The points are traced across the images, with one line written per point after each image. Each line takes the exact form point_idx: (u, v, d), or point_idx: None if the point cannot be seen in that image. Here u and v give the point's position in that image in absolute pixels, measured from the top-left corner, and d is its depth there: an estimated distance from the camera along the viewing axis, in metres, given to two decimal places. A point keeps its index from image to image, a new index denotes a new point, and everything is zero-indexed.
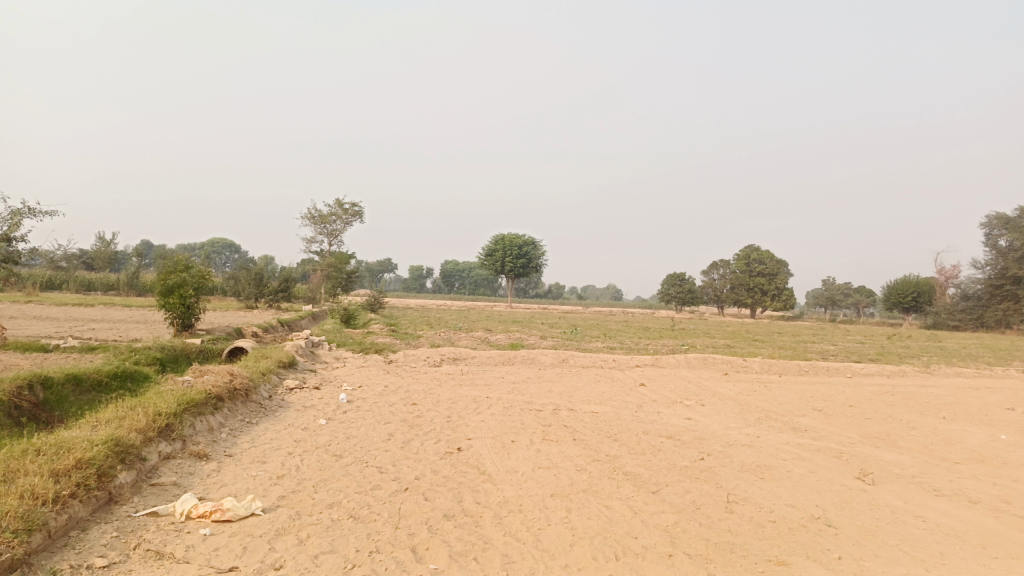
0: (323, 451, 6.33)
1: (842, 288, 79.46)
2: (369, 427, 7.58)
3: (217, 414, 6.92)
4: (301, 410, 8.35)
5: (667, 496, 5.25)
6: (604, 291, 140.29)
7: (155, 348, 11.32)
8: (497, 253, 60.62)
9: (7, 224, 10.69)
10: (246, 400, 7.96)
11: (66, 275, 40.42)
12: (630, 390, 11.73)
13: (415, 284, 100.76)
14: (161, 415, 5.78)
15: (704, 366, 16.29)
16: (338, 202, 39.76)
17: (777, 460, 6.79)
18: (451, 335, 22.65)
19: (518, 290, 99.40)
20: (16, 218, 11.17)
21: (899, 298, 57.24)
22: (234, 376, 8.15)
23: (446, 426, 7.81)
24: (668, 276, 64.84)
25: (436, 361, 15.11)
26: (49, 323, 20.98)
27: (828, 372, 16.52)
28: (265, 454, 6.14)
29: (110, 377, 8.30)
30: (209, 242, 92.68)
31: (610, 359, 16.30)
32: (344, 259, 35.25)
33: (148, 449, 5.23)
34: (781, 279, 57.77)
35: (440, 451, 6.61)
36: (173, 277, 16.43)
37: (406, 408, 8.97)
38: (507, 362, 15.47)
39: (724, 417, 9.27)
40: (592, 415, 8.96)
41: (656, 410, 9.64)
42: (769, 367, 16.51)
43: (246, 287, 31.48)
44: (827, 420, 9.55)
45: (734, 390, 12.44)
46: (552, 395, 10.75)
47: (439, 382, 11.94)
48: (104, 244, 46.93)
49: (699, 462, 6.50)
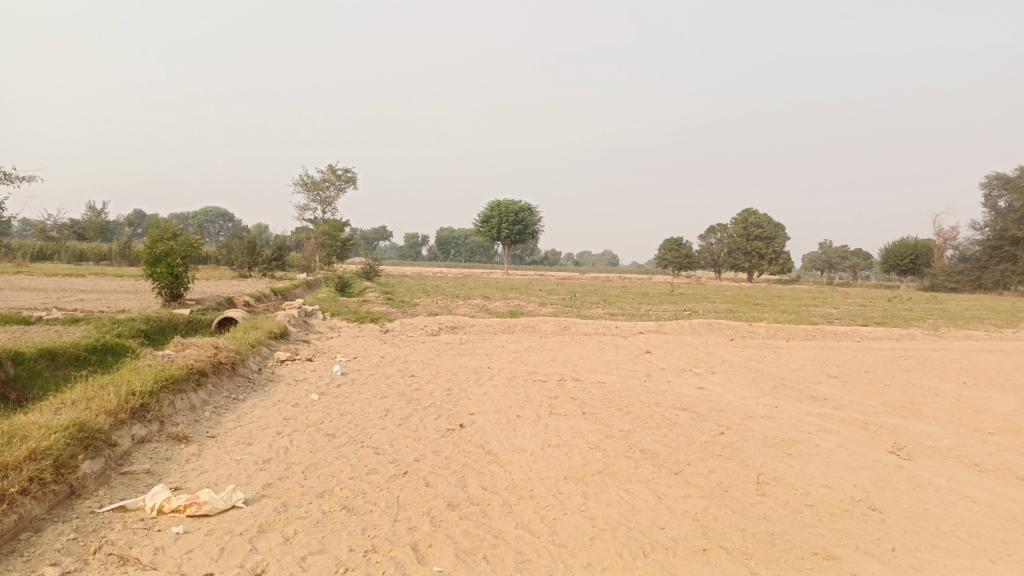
0: (314, 430, 5.85)
1: (839, 251, 78.98)
2: (364, 402, 7.11)
3: (199, 391, 6.44)
4: (292, 385, 7.88)
5: (691, 478, 4.79)
6: (600, 257, 139.68)
7: (140, 319, 10.81)
8: (494, 219, 59.90)
9: None
10: (233, 375, 7.47)
11: (57, 245, 39.75)
12: (636, 358, 11.27)
13: (411, 252, 100.10)
14: (135, 393, 5.30)
15: (710, 332, 15.86)
16: (331, 168, 38.95)
17: (802, 433, 6.33)
18: (449, 302, 22.15)
19: (515, 257, 98.80)
20: None
21: (897, 261, 56.84)
22: (220, 348, 7.65)
23: (446, 400, 7.34)
24: (665, 242, 64.35)
25: (434, 330, 14.62)
26: (35, 294, 20.41)
27: (835, 336, 16.11)
28: (251, 434, 5.67)
29: (89, 351, 7.80)
30: (203, 211, 91.66)
31: (612, 326, 15.85)
32: (339, 227, 34.57)
33: (119, 433, 4.75)
34: (780, 243, 57.30)
35: (440, 428, 6.13)
36: (160, 245, 15.85)
37: (404, 380, 8.50)
38: (507, 330, 14.99)
39: (738, 386, 8.82)
40: (600, 385, 8.50)
41: (665, 380, 9.19)
42: (776, 332, 16.09)
43: (239, 255, 30.90)
44: (846, 388, 9.12)
45: (744, 357, 12.00)
46: (556, 364, 10.29)
47: (437, 351, 11.48)
48: (95, 213, 46.17)
49: (720, 437, 6.04)
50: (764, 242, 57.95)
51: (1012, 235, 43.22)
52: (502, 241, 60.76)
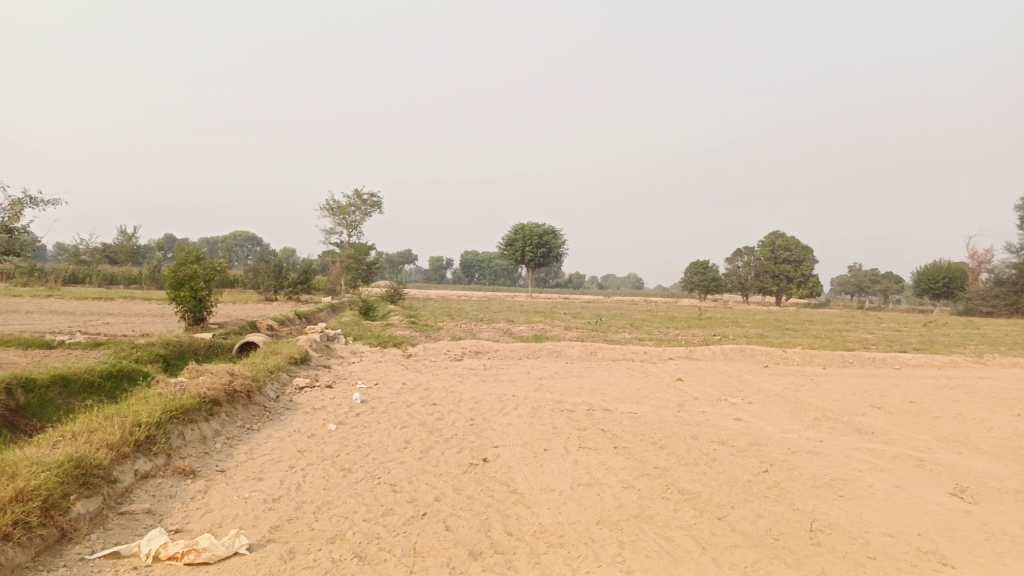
0: (329, 465, 5.51)
1: (869, 275, 77.59)
2: (383, 433, 6.76)
3: (211, 421, 6.14)
4: (310, 413, 7.56)
5: (737, 524, 4.37)
6: (624, 280, 138.88)
7: (158, 344, 10.61)
8: (519, 242, 59.68)
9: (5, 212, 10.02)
10: (248, 403, 7.18)
11: (88, 268, 40.19)
12: (667, 386, 10.83)
13: (436, 275, 100.33)
14: (141, 424, 5.01)
15: (742, 359, 15.32)
16: (357, 192, 39.07)
17: (852, 472, 5.87)
18: (473, 327, 21.83)
19: (539, 281, 98.52)
20: (17, 206, 10.53)
21: (930, 285, 55.51)
22: (235, 375, 7.38)
23: (469, 431, 6.98)
24: (691, 265, 63.68)
25: (457, 356, 14.27)
26: (62, 317, 20.45)
27: (874, 363, 15.48)
28: (263, 469, 5.36)
29: (103, 377, 7.57)
30: (232, 236, 92.80)
31: (640, 351, 15.39)
32: (364, 250, 34.53)
33: (121, 468, 4.45)
34: (808, 266, 56.32)
35: (463, 463, 5.76)
36: (184, 268, 15.75)
37: (425, 409, 8.15)
38: (532, 356, 14.60)
39: (778, 418, 8.33)
40: (630, 416, 8.07)
41: (699, 410, 8.74)
42: (811, 359, 15.51)
43: (265, 279, 30.94)
44: (893, 421, 8.58)
45: (780, 385, 11.49)
46: (584, 391, 9.88)
47: (460, 378, 11.12)
48: (126, 237, 46.69)
49: (764, 476, 5.60)
50: (792, 265, 57.02)
51: None
52: (527, 265, 60.47)
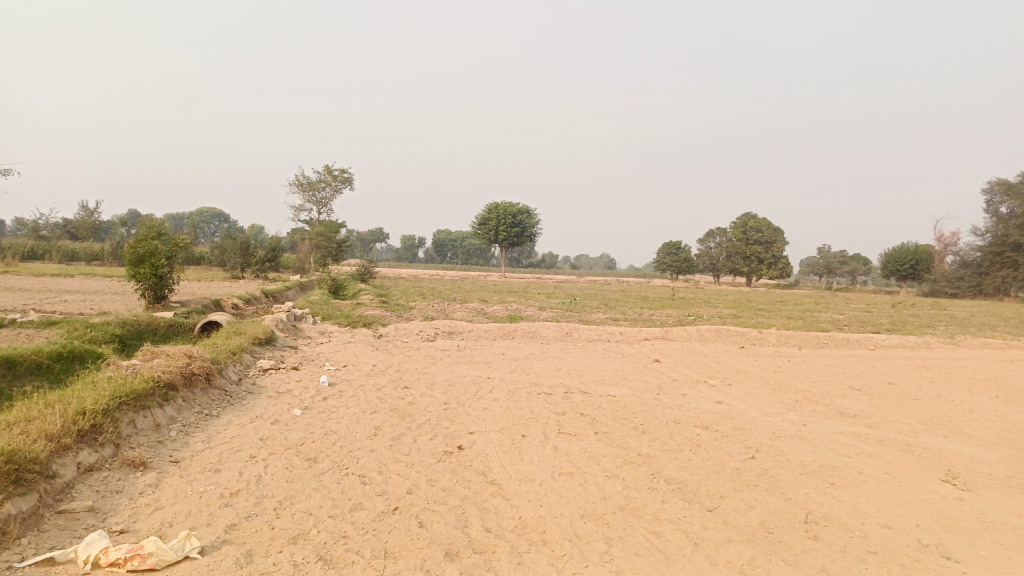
0: (293, 454, 5.15)
1: (838, 256, 78.53)
2: (352, 419, 6.41)
3: (166, 408, 5.74)
4: (274, 398, 7.18)
5: (728, 517, 4.12)
6: (596, 260, 139.12)
7: (115, 324, 10.09)
8: (492, 221, 59.17)
9: None
10: (207, 388, 6.77)
11: (49, 245, 38.88)
12: (645, 367, 10.60)
13: (408, 254, 99.44)
14: (86, 412, 4.60)
15: (718, 339, 15.16)
16: (327, 168, 38.23)
17: (841, 459, 5.66)
18: (445, 306, 21.42)
19: (512, 260, 98.22)
20: None
21: (897, 266, 56.21)
22: (193, 357, 6.95)
23: (442, 416, 6.66)
24: (664, 246, 63.82)
25: (430, 336, 13.91)
26: (17, 294, 19.65)
27: (848, 344, 15.45)
28: (221, 459, 4.99)
29: (52, 359, 7.10)
30: (199, 213, 90.74)
31: (616, 332, 15.18)
32: (334, 228, 33.83)
33: (61, 461, 4.06)
34: (779, 247, 56.72)
35: (436, 451, 5.44)
36: (144, 245, 15.13)
37: (396, 393, 7.80)
38: (507, 337, 14.29)
39: (759, 401, 8.13)
40: (610, 398, 7.81)
41: (679, 392, 8.51)
42: (787, 340, 15.43)
43: (233, 256, 30.19)
44: (874, 403, 8.44)
45: (758, 366, 11.32)
46: (560, 373, 9.61)
47: (433, 359, 10.78)
48: (88, 213, 45.12)
49: (752, 463, 5.37)
50: (763, 246, 57.37)
51: (1013, 241, 42.48)
52: (499, 244, 60.02)
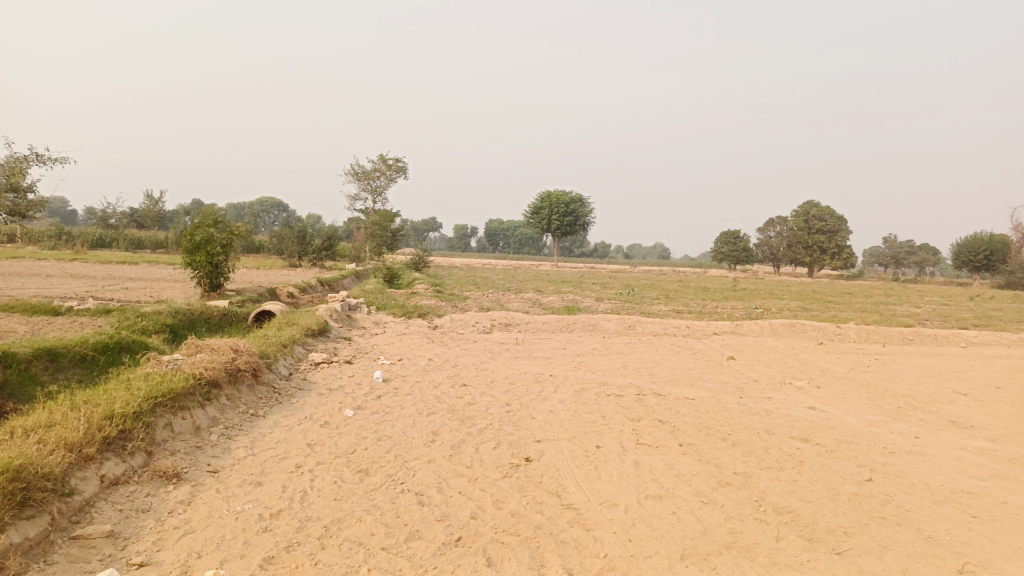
0: (343, 465, 4.59)
1: (905, 246, 75.17)
2: (407, 422, 5.85)
3: (207, 408, 5.26)
4: (324, 395, 6.67)
5: (861, 562, 3.38)
6: (650, 250, 137.05)
7: (167, 313, 9.77)
8: (545, 210, 58.37)
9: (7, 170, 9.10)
10: (254, 385, 6.30)
11: (116, 232, 39.76)
12: (720, 366, 9.80)
13: (460, 243, 99.41)
14: (115, 416, 4.14)
15: (793, 335, 14.16)
16: (382, 157, 38.00)
17: (975, 483, 4.82)
18: (501, 297, 20.80)
19: (564, 249, 97.38)
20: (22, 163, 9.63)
21: (970, 256, 53.28)
22: (240, 351, 6.48)
23: (506, 420, 6.04)
24: (721, 235, 62.07)
25: (487, 328, 13.34)
26: (81, 282, 19.85)
27: (936, 341, 14.28)
28: (263, 469, 4.46)
29: (97, 350, 6.73)
30: (258, 202, 92.24)
31: (683, 326, 14.35)
32: (389, 216, 33.57)
33: (81, 475, 3.59)
34: (843, 237, 54.43)
35: (502, 464, 4.82)
36: (200, 232, 14.93)
37: (454, 391, 7.20)
38: (567, 330, 13.62)
39: (856, 408, 7.29)
40: (688, 402, 7.09)
41: (764, 395, 7.70)
42: (868, 336, 14.35)
43: (289, 244, 30.28)
44: (988, 411, 7.48)
45: (844, 366, 10.37)
46: (629, 372, 8.91)
47: (492, 353, 10.19)
48: (153, 202, 45.91)
49: (870, 487, 4.60)
50: (826, 236, 55.12)
51: None
52: (553, 233, 59.17)
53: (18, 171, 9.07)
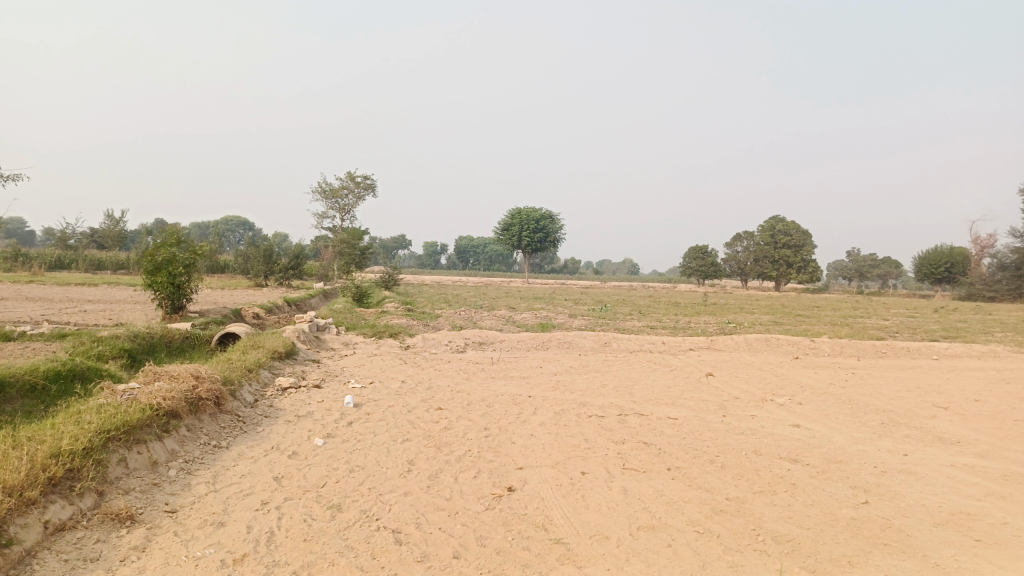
0: (313, 501, 4.28)
1: (868, 259, 76.57)
2: (381, 450, 5.54)
3: (165, 441, 4.91)
4: (292, 423, 6.33)
5: None
6: (619, 266, 137.88)
7: (125, 338, 9.32)
8: (515, 227, 58.32)
9: None
10: (217, 414, 5.94)
11: (75, 254, 38.66)
12: (699, 383, 9.64)
13: (430, 261, 98.95)
14: (62, 453, 3.79)
15: (768, 350, 14.09)
16: (350, 175, 37.60)
17: (971, 503, 4.68)
18: (473, 315, 20.52)
19: (534, 266, 97.44)
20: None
21: (931, 269, 54.38)
22: (201, 377, 6.13)
23: (485, 446, 5.77)
24: (690, 251, 62.58)
25: (460, 347, 13.05)
26: (36, 304, 19.12)
27: (908, 354, 14.33)
28: (226, 507, 4.13)
29: (48, 379, 6.32)
30: (224, 222, 90.82)
31: (658, 342, 14.21)
32: (357, 235, 33.13)
33: (21, 522, 3.24)
34: (808, 251, 55.20)
35: (483, 495, 4.55)
36: (162, 253, 14.44)
37: (430, 416, 6.90)
38: (541, 348, 13.38)
39: (841, 424, 7.15)
40: (671, 422, 6.88)
41: (747, 413, 7.53)
42: (842, 349, 14.35)
43: (255, 264, 29.70)
44: (970, 425, 7.40)
45: (822, 381, 10.27)
46: (608, 391, 8.69)
47: (467, 374, 9.91)
48: (114, 222, 44.75)
49: (867, 510, 4.42)
50: (792, 250, 55.86)
51: None
52: (523, 250, 59.10)
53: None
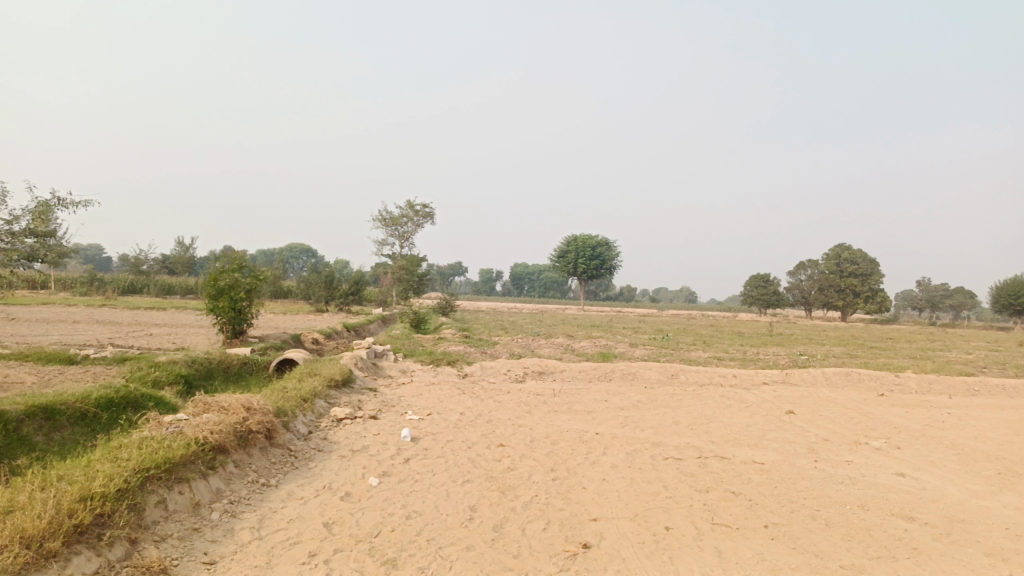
0: (366, 555, 3.81)
1: (941, 289, 73.07)
2: (440, 493, 5.06)
3: (210, 479, 4.53)
4: (347, 459, 5.92)
5: None
6: (677, 293, 135.76)
7: (182, 363, 9.12)
8: (572, 254, 57.81)
9: (31, 216, 8.65)
10: (267, 448, 5.56)
11: (147, 279, 39.79)
12: (780, 421, 8.90)
13: (486, 287, 99.18)
14: (91, 497, 3.43)
15: (849, 385, 13.14)
16: (409, 202, 37.83)
17: None
18: (531, 342, 20.00)
19: (591, 294, 96.66)
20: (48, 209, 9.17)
21: (1011, 299, 51.42)
22: (253, 408, 5.77)
23: (554, 491, 5.23)
24: (752, 279, 60.89)
25: (520, 377, 12.55)
26: (105, 328, 19.50)
27: (1005, 393, 13.16)
28: (269, 560, 3.68)
29: (99, 407, 6.07)
30: (287, 248, 93.03)
31: (729, 374, 13.43)
32: (416, 261, 33.16)
33: None
34: (877, 280, 52.95)
35: (555, 552, 4.01)
36: (223, 277, 14.44)
37: (492, 454, 6.39)
38: (605, 379, 12.77)
39: (952, 474, 6.35)
40: (758, 467, 6.22)
41: (841, 458, 6.78)
42: (931, 386, 13.28)
43: (316, 290, 29.93)
44: None
45: (917, 422, 9.36)
46: (683, 429, 8.05)
47: (528, 406, 9.39)
48: (183, 248, 46.00)
49: None
50: (860, 279, 53.68)
51: None
52: (580, 278, 58.45)
53: (38, 216, 8.58)
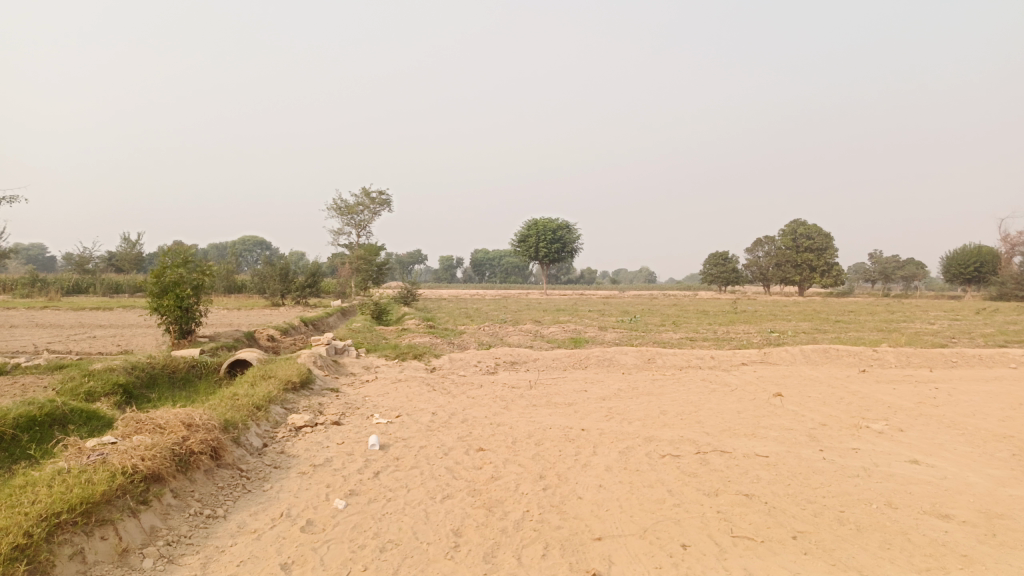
0: None
1: (892, 260, 74.40)
2: (417, 515, 4.37)
3: (140, 519, 3.76)
4: (308, 476, 5.19)
5: None
6: (636, 275, 136.33)
7: (120, 370, 8.22)
8: (532, 238, 57.17)
9: None
10: (213, 471, 4.80)
11: (93, 278, 37.90)
12: (770, 406, 8.42)
13: (446, 275, 98.17)
14: None
15: (827, 362, 12.79)
16: (365, 190, 36.67)
17: None
18: (498, 330, 19.32)
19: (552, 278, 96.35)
20: None
21: (961, 269, 52.43)
22: (196, 423, 5.01)
23: (546, 504, 4.60)
24: (711, 257, 61.15)
25: (490, 368, 11.89)
26: (44, 332, 18.19)
27: (981, 364, 12.95)
28: None
29: (18, 428, 5.23)
30: (241, 241, 90.52)
31: (706, 356, 12.96)
32: (374, 250, 32.15)
33: None
34: (832, 254, 53.54)
35: None
36: (168, 274, 13.40)
37: (472, 460, 5.74)
38: (579, 366, 12.19)
39: (967, 459, 5.91)
40: (764, 461, 5.68)
41: (848, 446, 6.30)
42: (910, 359, 13.01)
43: (271, 284, 28.74)
44: None
45: (908, 399, 8.98)
46: (673, 420, 7.49)
47: (504, 401, 8.75)
48: (130, 244, 43.86)
49: None
50: (816, 254, 54.20)
51: None
52: (541, 262, 57.90)
53: None
